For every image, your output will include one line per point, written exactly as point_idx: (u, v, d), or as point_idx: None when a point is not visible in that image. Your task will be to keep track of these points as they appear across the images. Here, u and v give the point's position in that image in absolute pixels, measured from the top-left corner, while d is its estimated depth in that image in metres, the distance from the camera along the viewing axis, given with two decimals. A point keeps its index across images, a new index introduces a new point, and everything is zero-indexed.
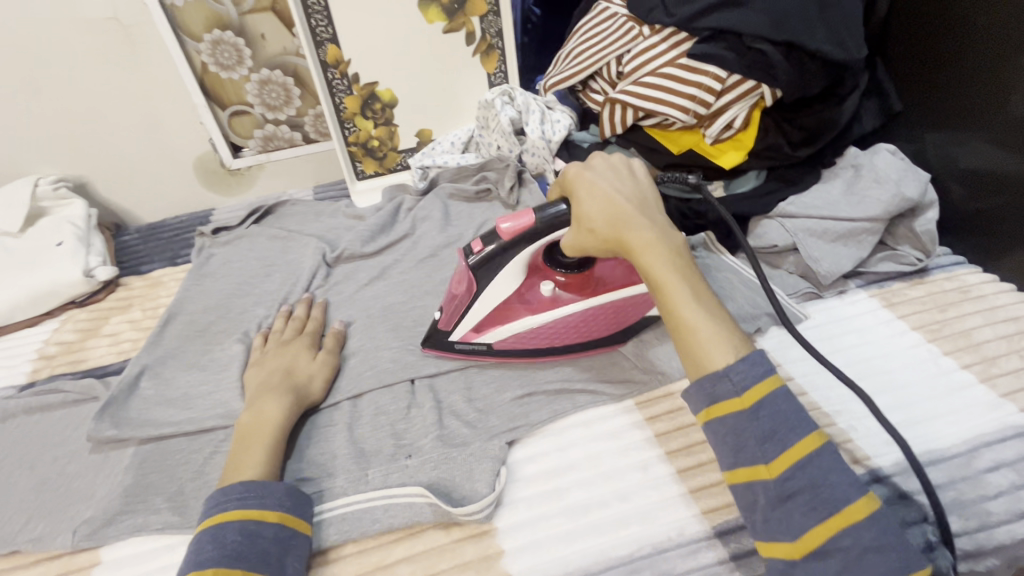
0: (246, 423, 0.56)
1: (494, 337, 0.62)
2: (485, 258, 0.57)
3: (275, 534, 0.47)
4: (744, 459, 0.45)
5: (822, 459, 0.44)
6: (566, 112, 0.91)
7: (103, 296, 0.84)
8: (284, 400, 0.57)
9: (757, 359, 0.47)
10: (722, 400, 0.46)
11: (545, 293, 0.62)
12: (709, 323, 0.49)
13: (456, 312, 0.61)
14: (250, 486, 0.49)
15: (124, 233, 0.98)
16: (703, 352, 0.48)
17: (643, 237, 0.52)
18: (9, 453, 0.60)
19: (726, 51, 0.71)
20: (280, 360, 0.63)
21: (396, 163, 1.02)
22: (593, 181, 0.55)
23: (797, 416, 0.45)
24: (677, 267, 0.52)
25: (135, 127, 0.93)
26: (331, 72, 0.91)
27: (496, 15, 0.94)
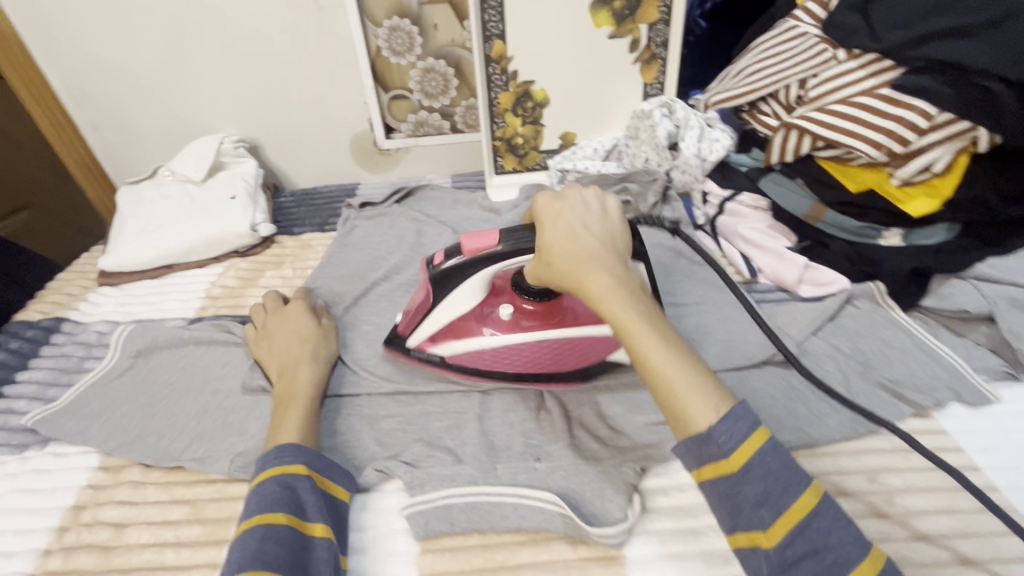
0: (282, 391, 0.60)
1: (448, 350, 0.62)
2: (444, 271, 0.56)
3: (309, 486, 0.48)
4: (742, 523, 0.40)
5: (821, 521, 0.38)
6: (727, 132, 0.86)
7: (261, 250, 0.91)
8: (311, 370, 0.61)
9: (742, 417, 0.42)
10: (709, 463, 0.41)
11: (504, 315, 0.60)
12: (685, 373, 0.43)
13: (415, 319, 0.61)
14: (285, 448, 0.51)
15: (282, 195, 1.06)
16: (682, 407, 0.42)
17: (608, 276, 0.47)
18: (179, 378, 0.67)
19: (943, 85, 0.63)
20: (286, 330, 0.66)
21: (536, 162, 1.03)
22: (563, 214, 0.51)
23: (787, 472, 0.40)
24: (648, 310, 0.47)
25: (308, 100, 1.00)
26: (492, 67, 0.93)
27: (666, 24, 0.91)
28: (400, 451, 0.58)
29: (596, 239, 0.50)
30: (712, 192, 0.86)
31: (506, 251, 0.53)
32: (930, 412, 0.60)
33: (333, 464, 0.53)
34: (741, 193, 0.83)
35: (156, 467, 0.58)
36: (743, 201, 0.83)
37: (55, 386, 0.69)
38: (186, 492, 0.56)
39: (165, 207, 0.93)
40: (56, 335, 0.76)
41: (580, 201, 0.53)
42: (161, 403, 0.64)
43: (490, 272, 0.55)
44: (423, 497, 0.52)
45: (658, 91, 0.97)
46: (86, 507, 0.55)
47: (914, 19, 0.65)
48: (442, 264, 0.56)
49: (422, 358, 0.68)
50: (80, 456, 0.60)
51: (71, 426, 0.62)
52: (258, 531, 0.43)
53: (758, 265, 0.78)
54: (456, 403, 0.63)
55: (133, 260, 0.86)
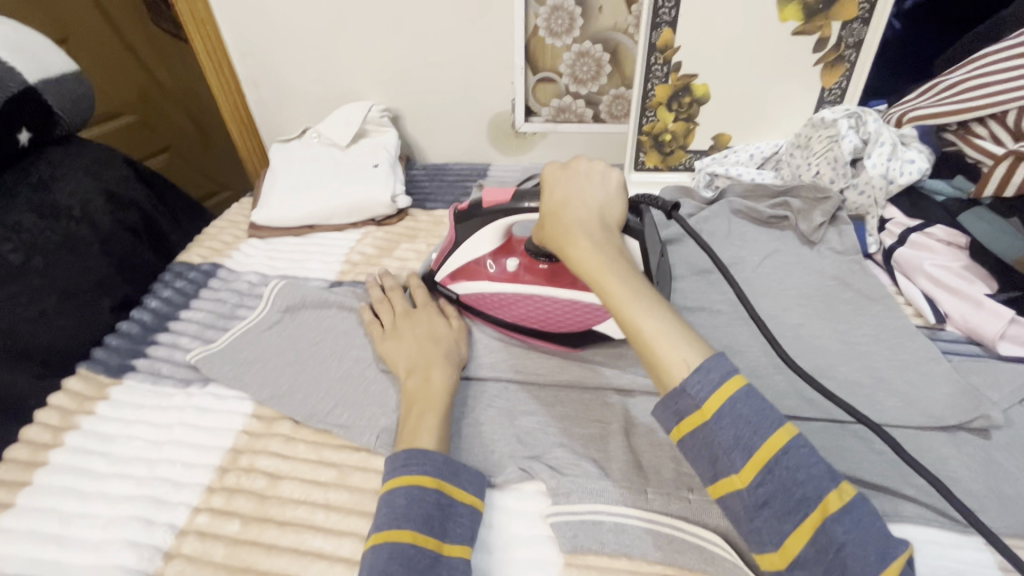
0: (412, 390, 0.57)
1: (461, 289, 0.69)
2: (466, 214, 0.63)
3: (437, 499, 0.46)
4: (718, 469, 0.42)
5: (790, 459, 0.40)
6: (924, 151, 0.76)
7: (396, 222, 0.93)
8: (444, 373, 0.58)
9: (713, 366, 0.43)
10: (684, 414, 0.43)
11: (508, 267, 0.66)
12: (657, 326, 0.46)
13: (442, 256, 0.69)
14: (412, 454, 0.49)
15: (414, 168, 1.07)
16: (655, 357, 0.45)
17: (591, 239, 0.52)
18: (324, 338, 0.69)
19: None
20: (416, 330, 0.64)
21: (680, 162, 0.97)
22: (559, 184, 0.57)
23: (759, 416, 0.41)
24: (625, 270, 0.50)
25: (455, 75, 1.00)
26: (655, 56, 0.87)
27: (865, 23, 0.81)
28: (542, 452, 0.56)
29: (584, 208, 0.55)
30: (893, 218, 0.77)
31: (521, 207, 0.59)
32: None
33: (463, 470, 0.50)
34: (934, 225, 0.73)
35: (305, 424, 0.60)
36: (934, 234, 0.73)
37: (212, 329, 0.73)
38: (334, 455, 0.57)
39: (311, 168, 0.96)
40: (213, 280, 0.81)
41: (582, 172, 0.59)
42: (308, 361, 0.67)
43: (502, 224, 0.62)
44: (569, 508, 0.50)
45: (836, 99, 0.87)
46: (243, 452, 0.58)
47: None
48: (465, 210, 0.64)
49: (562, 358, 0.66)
50: (236, 401, 0.63)
51: (229, 370, 0.66)
52: (392, 549, 0.42)
53: (948, 309, 0.68)
54: (599, 412, 0.60)
55: (281, 217, 0.90)
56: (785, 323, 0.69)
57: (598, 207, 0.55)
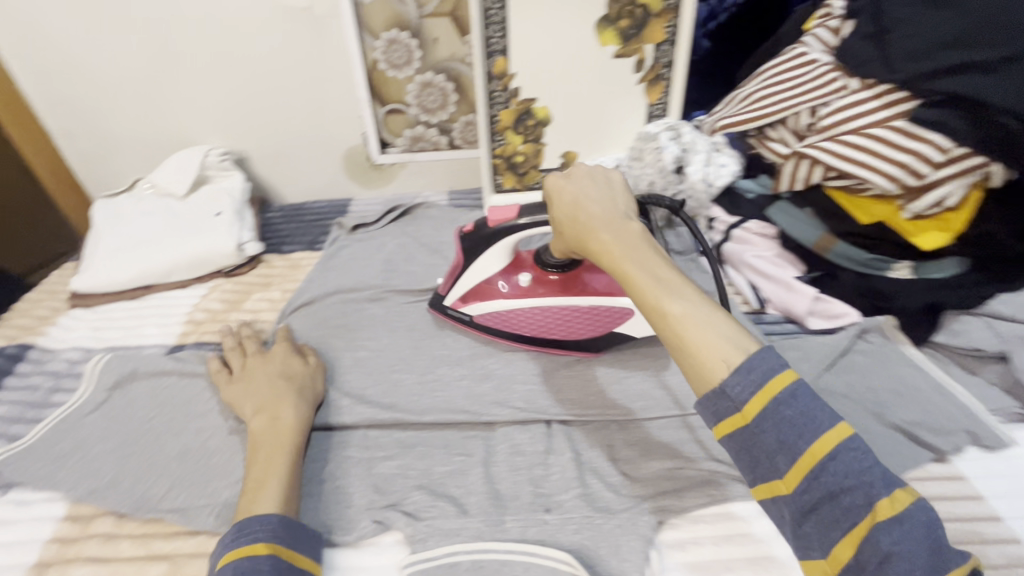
0: (261, 431, 0.55)
1: (476, 310, 0.69)
2: (473, 236, 0.64)
3: (274, 565, 0.44)
4: (761, 473, 0.38)
5: (836, 465, 0.35)
6: (733, 156, 0.84)
7: (247, 270, 0.87)
8: (294, 412, 0.57)
9: (754, 365, 0.39)
10: (723, 416, 0.39)
11: (521, 282, 0.67)
12: (697, 318, 0.41)
13: (452, 279, 0.70)
14: (241, 527, 0.46)
15: (269, 211, 1.02)
16: (701, 355, 0.40)
17: (609, 231, 0.49)
18: (156, 413, 0.63)
19: (959, 120, 0.62)
20: (269, 368, 0.62)
21: (535, 182, 1.00)
22: (565, 188, 0.54)
23: (807, 417, 0.37)
24: (652, 258, 0.46)
25: (300, 111, 0.96)
26: (494, 83, 0.90)
27: (672, 45, 0.89)
28: (399, 499, 0.54)
29: (596, 201, 0.52)
30: (718, 217, 0.86)
31: (527, 223, 0.60)
32: (948, 458, 0.58)
33: (306, 533, 0.48)
34: (748, 221, 0.83)
35: (131, 517, 0.54)
36: (750, 228, 0.82)
37: (19, 423, 0.64)
38: (166, 546, 0.52)
39: (143, 223, 0.88)
40: (23, 364, 0.71)
41: (585, 174, 0.55)
42: (139, 442, 0.59)
43: (509, 242, 0.63)
44: (425, 554, 0.49)
45: (662, 113, 0.95)
46: (52, 565, 0.52)
47: (933, 50, 0.64)
48: (472, 232, 0.64)
49: (423, 393, 0.64)
50: (46, 504, 0.56)
51: (37, 470, 0.57)
52: None
53: (767, 295, 0.76)
54: (461, 446, 0.59)
55: (107, 282, 0.81)
56: None
57: (609, 201, 0.52)
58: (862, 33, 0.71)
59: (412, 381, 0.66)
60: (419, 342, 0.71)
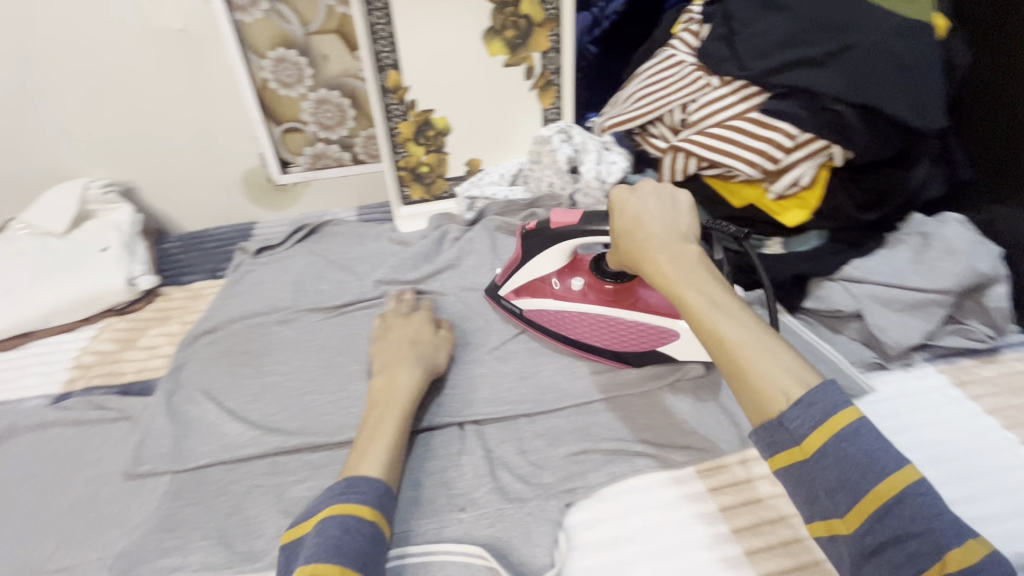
0: (379, 390, 0.60)
1: (527, 304, 0.71)
2: (537, 233, 0.65)
3: (374, 532, 0.46)
4: (820, 511, 0.41)
5: (903, 508, 0.37)
6: (623, 154, 0.89)
7: (142, 306, 0.82)
8: (412, 375, 0.61)
9: (814, 400, 0.42)
10: (780, 449, 0.43)
11: (573, 285, 0.69)
12: (754, 352, 0.45)
13: (509, 271, 0.71)
14: (350, 483, 0.49)
15: (166, 241, 0.97)
16: (755, 386, 0.44)
17: (671, 258, 0.53)
18: (40, 469, 0.59)
19: (800, 109, 0.70)
20: (404, 335, 0.66)
21: (443, 190, 1.01)
22: (631, 206, 0.57)
23: (870, 458, 0.39)
24: (713, 289, 0.50)
25: (190, 135, 0.93)
26: (389, 97, 0.91)
27: (558, 52, 0.94)
28: None
29: (659, 225, 0.55)
30: None
31: (589, 229, 0.61)
32: None
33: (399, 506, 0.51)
34: None
35: None
36: None
37: None
38: None
39: (17, 266, 0.81)
40: None
41: (650, 193, 0.58)
42: (22, 504, 0.56)
43: (572, 244, 0.65)
44: None
45: (557, 117, 0.99)
46: None
47: (773, 48, 0.71)
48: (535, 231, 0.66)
49: (334, 411, 0.64)
50: None
51: None
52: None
53: None
54: None
55: None
56: None
57: (671, 224, 0.56)
58: (717, 36, 0.78)
59: (322, 401, 0.65)
60: (330, 361, 0.71)
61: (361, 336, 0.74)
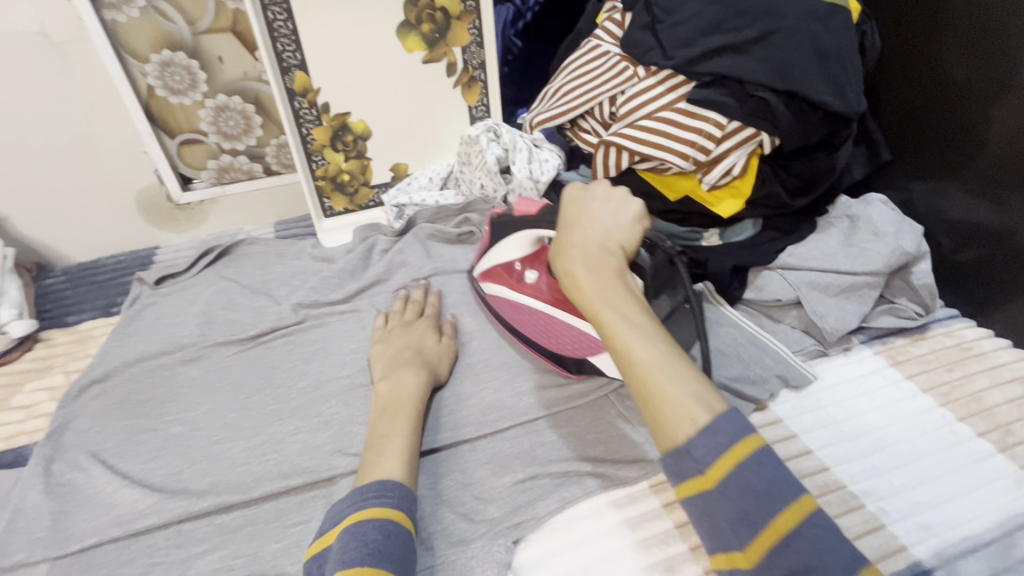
0: (384, 397, 0.58)
1: (490, 291, 0.69)
2: (505, 220, 0.65)
3: (409, 538, 0.45)
4: (722, 543, 0.40)
5: (800, 540, 0.37)
6: (554, 150, 0.86)
7: (18, 355, 0.71)
8: (415, 377, 0.59)
9: (720, 427, 0.41)
10: (685, 476, 0.41)
11: (528, 277, 0.65)
12: (661, 370, 0.44)
13: (482, 253, 0.70)
14: (386, 485, 0.48)
15: (48, 276, 0.85)
16: (659, 410, 0.43)
17: (592, 269, 0.51)
18: None
19: (727, 97, 0.68)
20: (407, 339, 0.65)
21: (368, 199, 0.94)
22: (576, 211, 0.57)
23: (772, 489, 0.39)
24: (630, 303, 0.49)
25: (65, 154, 0.81)
26: (298, 101, 0.83)
27: (480, 46, 0.88)
28: None
29: (592, 235, 0.55)
30: None
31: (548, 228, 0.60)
32: (767, 404, 0.63)
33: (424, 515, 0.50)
34: None
35: None
36: None
37: None
38: None
39: None
40: None
41: (591, 199, 0.58)
42: None
43: (529, 233, 0.62)
44: None
45: (485, 114, 0.94)
46: None
47: (696, 35, 0.69)
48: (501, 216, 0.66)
49: (251, 460, 0.57)
50: None
51: None
52: None
53: None
54: (299, 513, 0.52)
55: None
56: (485, 335, 0.70)
57: (604, 235, 0.54)
58: (640, 24, 0.75)
59: (236, 450, 0.58)
60: (245, 401, 0.63)
61: (281, 369, 0.67)
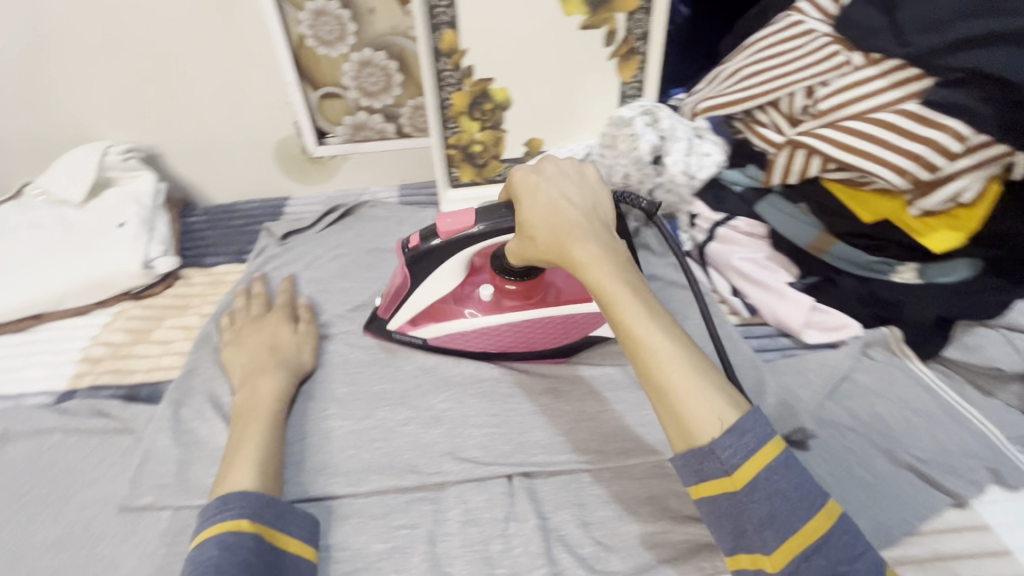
0: (242, 403, 0.54)
1: (430, 333, 0.60)
2: (423, 252, 0.54)
3: (256, 543, 0.42)
4: (745, 545, 0.39)
5: (830, 549, 0.36)
6: (717, 143, 0.74)
7: (159, 290, 0.74)
8: (274, 381, 0.56)
9: (748, 428, 0.38)
10: (707, 478, 0.39)
11: (483, 297, 0.59)
12: (684, 361, 0.41)
13: (394, 303, 0.59)
14: (228, 498, 0.44)
15: (192, 214, 0.88)
16: (684, 408, 0.40)
17: (595, 246, 0.47)
18: (32, 484, 0.52)
19: (979, 104, 0.52)
20: (259, 338, 0.61)
21: (497, 173, 0.88)
22: (537, 183, 0.50)
23: (797, 493, 0.38)
24: (631, 284, 0.45)
25: (216, 98, 0.82)
26: (442, 62, 0.77)
27: (647, 14, 0.77)
28: None
29: (576, 209, 0.49)
30: (701, 214, 0.75)
31: (486, 231, 0.51)
32: (969, 501, 0.50)
33: (290, 512, 0.46)
34: (736, 218, 0.72)
35: None
36: (738, 226, 0.72)
37: None
38: None
39: (31, 239, 0.74)
40: None
41: (561, 171, 0.52)
42: (8, 525, 0.49)
43: (469, 253, 0.54)
44: None
45: (637, 92, 0.84)
46: None
47: (951, 19, 0.54)
48: (417, 248, 0.54)
49: (360, 445, 0.54)
50: None
51: None
52: None
53: (755, 303, 0.67)
54: (405, 514, 0.49)
55: None
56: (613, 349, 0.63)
57: (588, 210, 0.50)
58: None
59: (346, 430, 0.56)
60: (354, 377, 0.61)
61: (392, 350, 0.64)
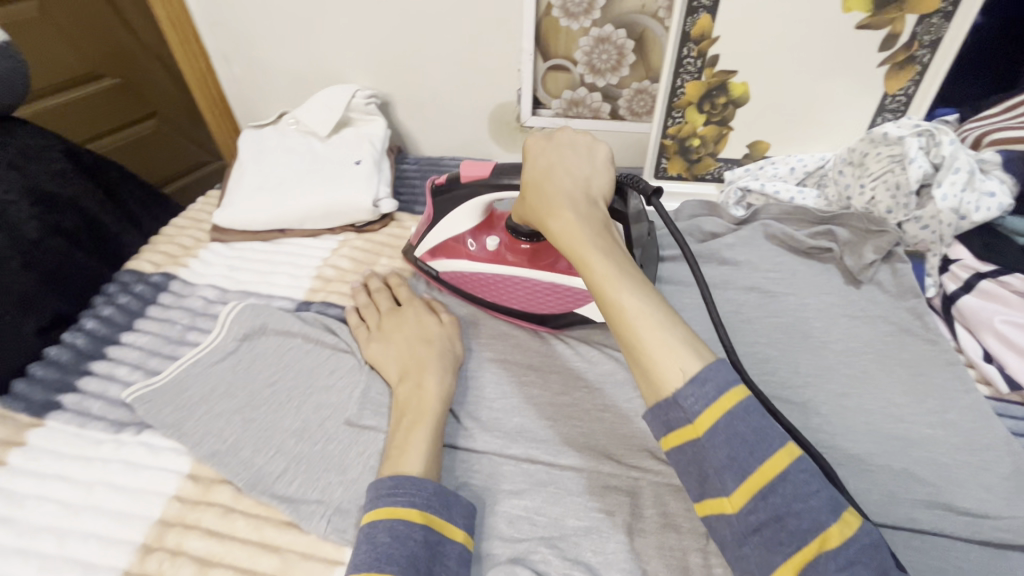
0: (406, 397, 0.54)
1: (441, 267, 0.67)
2: (444, 191, 0.60)
3: (423, 535, 0.42)
4: (708, 489, 0.36)
5: (785, 488, 0.34)
6: (1005, 182, 0.63)
7: (378, 228, 0.81)
8: (437, 378, 0.55)
9: (709, 376, 0.36)
10: (673, 428, 0.37)
11: (488, 246, 0.64)
12: (648, 312, 0.39)
13: (421, 230, 0.67)
14: (400, 481, 0.45)
15: (405, 162, 0.95)
16: (645, 358, 0.38)
17: (574, 210, 0.47)
18: (280, 376, 0.60)
19: None
20: (405, 333, 0.60)
21: (709, 171, 0.84)
22: (543, 154, 0.52)
23: (757, 436, 0.35)
24: (608, 244, 0.45)
25: (452, 57, 0.86)
26: (687, 48, 0.74)
27: (947, 18, 0.66)
28: (525, 552, 0.46)
29: (569, 178, 0.50)
30: (960, 258, 0.65)
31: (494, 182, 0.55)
32: None
33: (454, 502, 0.46)
34: (1010, 273, 0.60)
35: (247, 493, 0.51)
36: (1010, 284, 0.60)
37: (157, 356, 0.64)
38: (277, 536, 0.49)
39: (286, 162, 0.85)
40: (164, 294, 0.72)
41: (566, 144, 0.53)
42: (262, 406, 0.57)
43: (481, 202, 0.59)
44: None
45: (900, 107, 0.74)
46: (173, 526, 0.50)
47: None
48: (443, 187, 0.61)
49: (557, 419, 0.55)
50: (172, 455, 0.55)
51: (168, 416, 0.57)
52: None
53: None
54: (603, 500, 0.49)
55: (247, 220, 0.79)
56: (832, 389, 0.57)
57: (581, 179, 0.50)
58: None
59: (543, 400, 0.57)
60: (552, 349, 0.62)
61: (588, 332, 0.64)
